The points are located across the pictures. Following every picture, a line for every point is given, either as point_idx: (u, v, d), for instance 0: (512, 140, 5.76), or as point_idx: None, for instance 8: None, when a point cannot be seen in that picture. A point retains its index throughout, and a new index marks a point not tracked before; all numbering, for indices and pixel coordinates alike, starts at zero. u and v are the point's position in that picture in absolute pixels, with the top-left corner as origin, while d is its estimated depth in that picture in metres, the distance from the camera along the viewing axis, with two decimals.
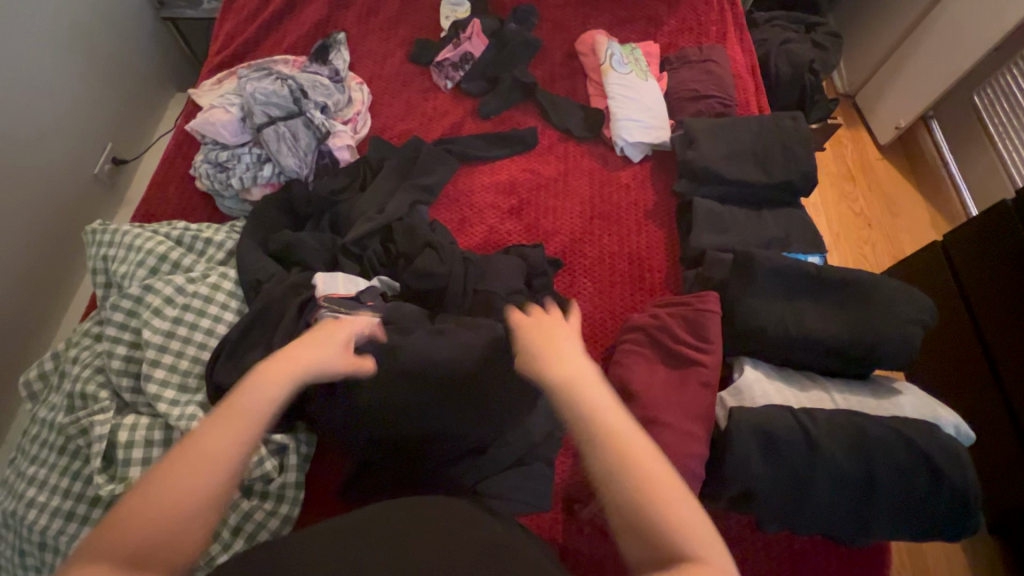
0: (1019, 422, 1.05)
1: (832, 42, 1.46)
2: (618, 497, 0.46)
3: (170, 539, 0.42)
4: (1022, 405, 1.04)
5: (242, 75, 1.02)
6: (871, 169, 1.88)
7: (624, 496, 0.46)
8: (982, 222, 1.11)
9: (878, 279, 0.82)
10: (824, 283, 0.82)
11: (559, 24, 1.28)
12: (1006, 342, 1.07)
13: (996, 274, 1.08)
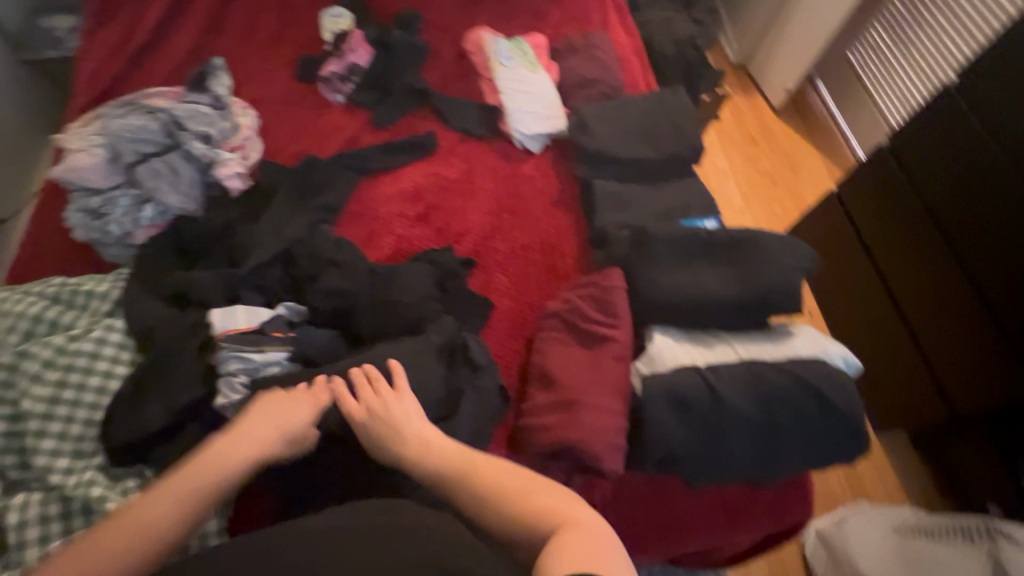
0: (916, 343, 1.28)
1: (710, 17, 1.54)
2: (490, 506, 0.59)
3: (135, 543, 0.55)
4: (918, 328, 1.28)
5: (107, 114, 0.96)
6: (769, 131, 1.99)
7: (489, 501, 0.59)
8: (875, 181, 1.33)
9: (762, 234, 0.88)
10: (716, 245, 0.87)
11: (445, 26, 1.28)
12: (900, 278, 1.30)
13: (889, 224, 1.31)
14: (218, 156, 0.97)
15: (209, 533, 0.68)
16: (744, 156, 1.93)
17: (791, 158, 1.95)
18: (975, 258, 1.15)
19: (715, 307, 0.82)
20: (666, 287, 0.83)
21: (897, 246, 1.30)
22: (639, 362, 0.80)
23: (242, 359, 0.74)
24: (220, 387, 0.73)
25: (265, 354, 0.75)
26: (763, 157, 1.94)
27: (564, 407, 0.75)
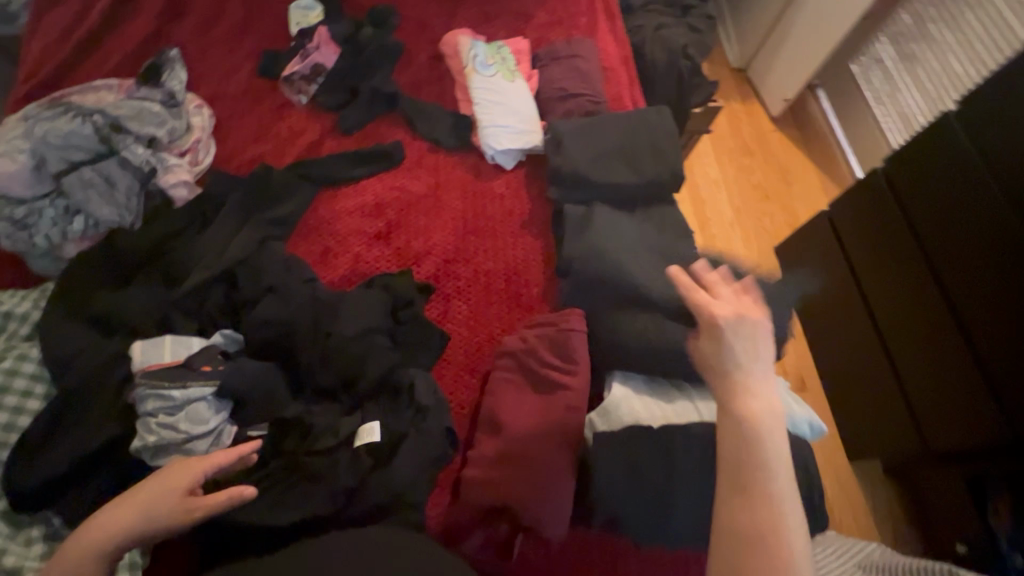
0: (896, 381, 1.22)
1: (706, 24, 1.46)
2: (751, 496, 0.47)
3: None
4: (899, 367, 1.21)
5: (33, 113, 0.89)
6: (765, 141, 1.92)
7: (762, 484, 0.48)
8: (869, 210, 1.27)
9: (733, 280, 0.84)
10: None
11: (421, 24, 1.20)
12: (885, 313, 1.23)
13: (880, 256, 1.24)
14: (163, 162, 0.91)
15: None
16: (737, 167, 1.86)
17: (786, 172, 1.88)
18: (958, 301, 1.09)
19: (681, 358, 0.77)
20: (626, 336, 0.80)
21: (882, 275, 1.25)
22: (594, 414, 0.76)
23: (160, 398, 0.66)
24: (137, 429, 0.65)
25: (188, 391, 0.67)
26: (756, 169, 1.87)
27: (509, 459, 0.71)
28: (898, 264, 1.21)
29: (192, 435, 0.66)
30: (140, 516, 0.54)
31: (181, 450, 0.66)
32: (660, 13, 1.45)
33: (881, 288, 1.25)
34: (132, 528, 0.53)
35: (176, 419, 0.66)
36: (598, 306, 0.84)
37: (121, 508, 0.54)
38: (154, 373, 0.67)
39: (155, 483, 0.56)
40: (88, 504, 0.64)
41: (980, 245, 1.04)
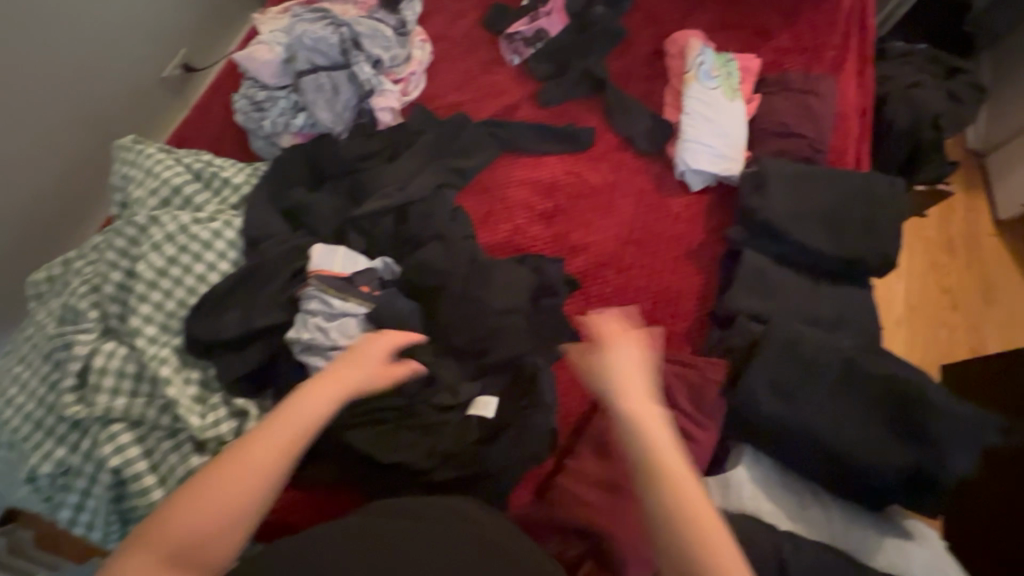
0: None
1: (970, 94, 1.23)
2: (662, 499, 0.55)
3: (232, 503, 0.48)
4: None
5: (298, 12, 0.99)
6: (977, 245, 1.63)
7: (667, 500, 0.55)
8: None
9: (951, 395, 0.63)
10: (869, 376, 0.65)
11: (653, 16, 1.14)
12: None
13: None
14: (379, 85, 0.95)
15: None
16: (933, 263, 1.60)
17: (992, 288, 1.58)
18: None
19: (838, 467, 0.64)
20: (775, 412, 0.66)
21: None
22: (711, 480, 0.68)
23: (322, 302, 0.71)
24: (296, 322, 0.71)
25: (345, 305, 0.72)
26: (956, 272, 1.59)
27: (611, 489, 0.68)
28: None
29: (338, 345, 0.70)
30: (342, 393, 0.58)
31: (324, 354, 0.71)
32: (918, 68, 1.25)
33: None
34: (336, 402, 0.57)
35: (328, 326, 0.70)
36: (769, 370, 0.68)
37: (321, 391, 0.57)
38: (324, 279, 0.73)
39: (332, 375, 0.60)
40: (238, 370, 0.71)
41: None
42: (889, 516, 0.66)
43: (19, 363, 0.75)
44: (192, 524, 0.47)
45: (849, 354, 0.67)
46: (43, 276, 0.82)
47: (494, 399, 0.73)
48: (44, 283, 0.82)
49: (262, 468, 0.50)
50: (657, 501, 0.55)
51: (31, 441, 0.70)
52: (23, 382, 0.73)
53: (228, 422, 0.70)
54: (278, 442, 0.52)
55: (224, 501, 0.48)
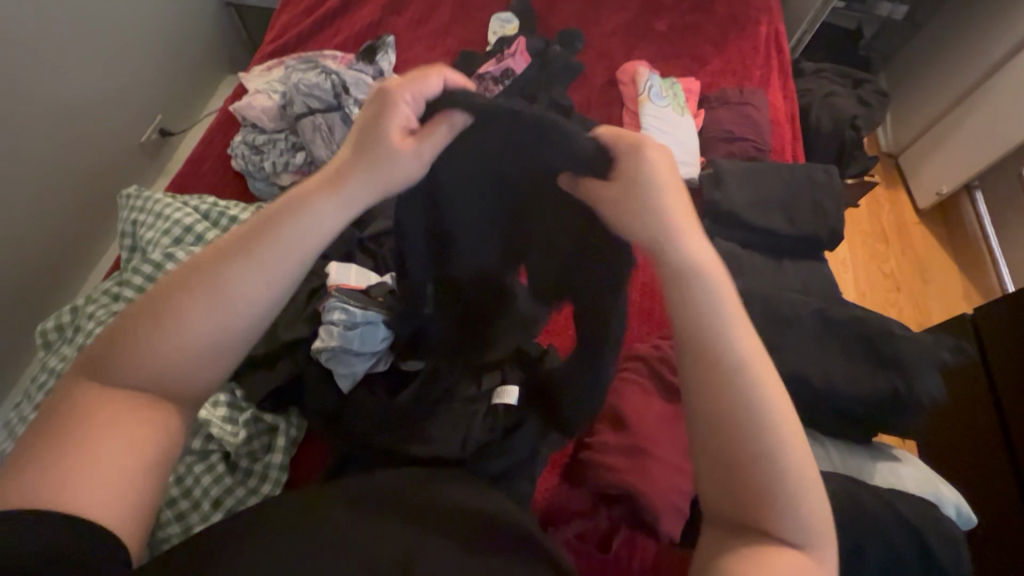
0: None
1: (877, 100, 1.43)
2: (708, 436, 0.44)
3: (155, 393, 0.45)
4: None
5: (289, 65, 1.09)
6: (907, 233, 1.83)
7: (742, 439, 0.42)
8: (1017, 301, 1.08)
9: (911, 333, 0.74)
10: (834, 325, 0.76)
11: (603, 52, 1.29)
12: None
13: None
14: None
15: (273, 463, 0.75)
16: (872, 251, 1.78)
17: (927, 270, 1.77)
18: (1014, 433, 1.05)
19: (830, 406, 0.72)
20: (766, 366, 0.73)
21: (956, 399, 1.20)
22: None
23: (344, 312, 0.75)
24: (321, 332, 0.75)
25: (366, 313, 0.76)
26: (892, 257, 1.77)
27: (633, 453, 0.72)
28: (964, 389, 1.16)
29: (361, 351, 0.75)
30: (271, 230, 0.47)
31: (349, 359, 0.75)
32: (831, 82, 1.46)
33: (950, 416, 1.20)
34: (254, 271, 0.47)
35: (351, 333, 0.74)
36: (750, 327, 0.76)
37: (308, 221, 0.47)
38: (345, 292, 0.77)
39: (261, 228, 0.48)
40: (271, 384, 0.76)
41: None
42: (876, 445, 0.75)
43: (33, 409, 0.75)
44: (155, 370, 0.45)
45: (817, 312, 0.77)
46: (52, 325, 0.83)
47: (515, 387, 0.74)
48: (53, 331, 0.83)
49: (224, 313, 0.46)
50: (748, 429, 0.42)
51: None
52: None
53: (259, 436, 0.76)
54: (250, 275, 0.46)
55: (185, 346, 0.45)
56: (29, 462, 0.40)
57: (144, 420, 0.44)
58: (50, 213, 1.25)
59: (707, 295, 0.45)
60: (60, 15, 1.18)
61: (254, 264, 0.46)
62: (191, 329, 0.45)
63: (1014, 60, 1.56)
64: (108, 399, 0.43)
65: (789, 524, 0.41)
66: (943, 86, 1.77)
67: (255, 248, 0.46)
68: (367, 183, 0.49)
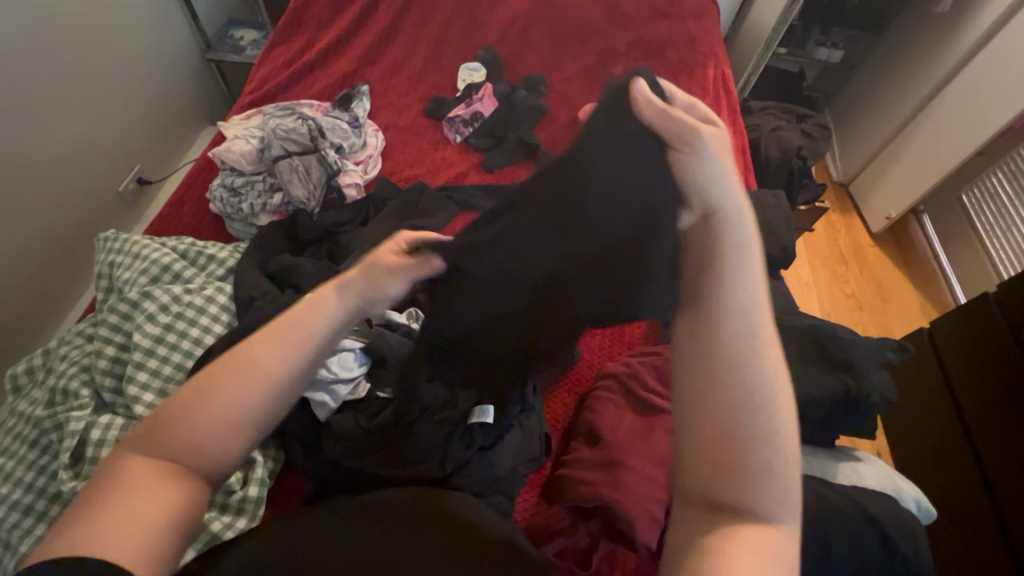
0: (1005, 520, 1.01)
1: (819, 133, 1.55)
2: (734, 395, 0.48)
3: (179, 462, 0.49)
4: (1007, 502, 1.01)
5: (268, 112, 1.15)
6: (863, 253, 1.93)
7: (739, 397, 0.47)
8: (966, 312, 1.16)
9: (861, 339, 0.79)
10: (792, 335, 0.80)
11: (565, 94, 1.38)
12: (992, 444, 1.06)
13: (984, 373, 1.10)
14: (343, 167, 1.09)
15: (248, 497, 0.74)
16: (831, 273, 1.86)
17: (886, 288, 1.86)
18: (978, 438, 1.09)
19: (792, 410, 0.76)
20: None
21: (923, 410, 1.24)
22: None
23: None
24: None
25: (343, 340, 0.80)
26: (851, 278, 1.86)
27: (608, 467, 0.73)
28: (931, 400, 1.22)
29: (339, 376, 0.78)
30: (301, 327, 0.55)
31: (327, 387, 0.77)
32: (777, 118, 1.58)
33: (918, 426, 1.24)
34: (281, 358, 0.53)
35: (329, 361, 0.78)
36: None
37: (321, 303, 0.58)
38: None
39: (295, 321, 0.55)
40: None
41: (984, 384, 1.09)
42: (840, 447, 0.79)
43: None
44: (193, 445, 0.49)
45: (775, 324, 0.82)
46: (21, 369, 0.83)
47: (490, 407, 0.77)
48: (21, 375, 0.82)
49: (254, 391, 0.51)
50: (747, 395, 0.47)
51: (20, 529, 0.68)
52: (6, 473, 0.72)
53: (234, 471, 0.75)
54: (278, 350, 0.53)
55: (216, 423, 0.49)
56: (81, 525, 0.44)
57: (174, 487, 0.47)
58: (22, 262, 1.24)
59: (736, 252, 0.51)
60: (41, 73, 1.22)
61: (280, 350, 0.53)
62: (218, 414, 0.49)
63: (940, 95, 1.71)
64: (150, 472, 0.47)
65: (760, 493, 0.46)
66: (882, 120, 1.92)
67: (274, 338, 0.53)
68: (365, 285, 0.59)
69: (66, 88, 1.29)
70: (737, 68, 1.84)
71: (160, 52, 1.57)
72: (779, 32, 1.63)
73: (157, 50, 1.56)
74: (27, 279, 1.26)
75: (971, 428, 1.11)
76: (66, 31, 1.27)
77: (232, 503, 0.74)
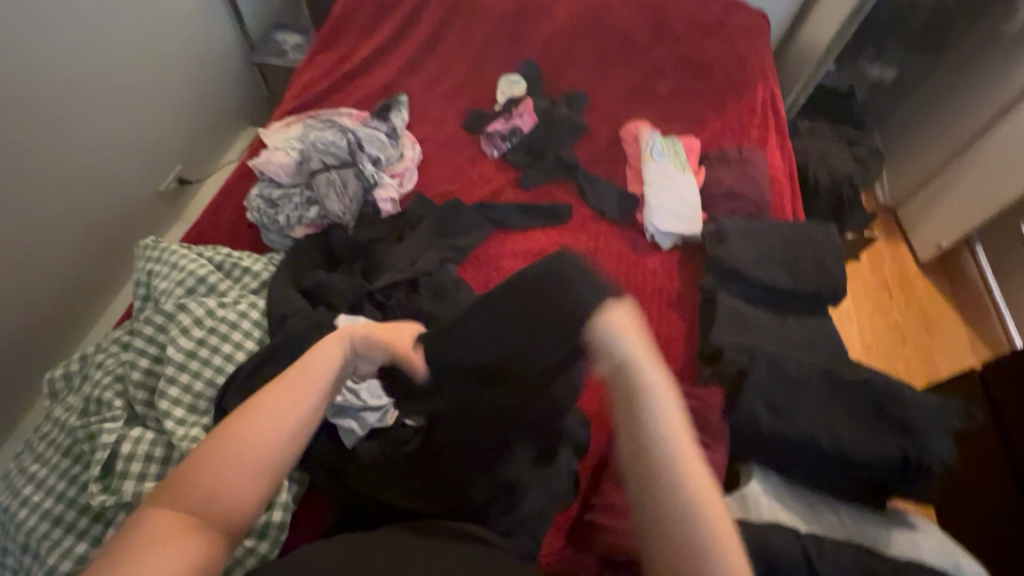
0: None
1: (872, 158, 1.48)
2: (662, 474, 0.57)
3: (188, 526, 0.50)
4: None
5: (308, 123, 1.15)
6: (911, 285, 1.83)
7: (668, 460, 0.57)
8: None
9: (919, 399, 0.74)
10: (839, 384, 0.77)
11: (606, 111, 1.34)
12: None
13: None
14: (379, 180, 1.07)
15: (271, 522, 0.73)
16: (876, 303, 1.77)
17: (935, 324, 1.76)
18: None
19: (842, 468, 0.72)
20: (774, 425, 0.74)
21: (973, 462, 1.14)
22: (728, 498, 0.73)
23: None
24: None
25: None
26: (898, 309, 1.77)
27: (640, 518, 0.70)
28: (983, 451, 1.12)
29: (368, 405, 0.78)
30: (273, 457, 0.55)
31: (355, 414, 0.77)
32: (827, 142, 1.51)
33: (966, 476, 1.16)
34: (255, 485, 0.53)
35: (359, 387, 0.78)
36: (757, 386, 0.77)
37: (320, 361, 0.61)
38: None
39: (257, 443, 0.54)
40: None
41: None
42: (891, 511, 0.74)
43: (34, 461, 0.75)
44: (191, 507, 0.50)
45: (821, 375, 0.77)
46: (60, 374, 0.84)
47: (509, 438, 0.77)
48: (60, 380, 0.84)
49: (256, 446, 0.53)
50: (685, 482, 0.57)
51: (48, 540, 0.68)
52: (39, 480, 0.73)
53: None
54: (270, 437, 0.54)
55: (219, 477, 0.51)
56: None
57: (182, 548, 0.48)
58: (59, 261, 1.26)
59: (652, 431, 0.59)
60: (88, 75, 1.25)
61: (270, 427, 0.54)
62: (223, 472, 0.51)
63: (1001, 122, 1.61)
64: (148, 534, 0.49)
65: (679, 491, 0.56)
66: (935, 145, 1.82)
67: (265, 403, 0.55)
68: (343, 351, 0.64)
69: (113, 91, 1.32)
70: (786, 87, 1.76)
71: (204, 55, 1.60)
72: (834, 51, 1.55)
73: (201, 53, 1.58)
74: (68, 275, 1.29)
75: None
76: (113, 33, 1.30)
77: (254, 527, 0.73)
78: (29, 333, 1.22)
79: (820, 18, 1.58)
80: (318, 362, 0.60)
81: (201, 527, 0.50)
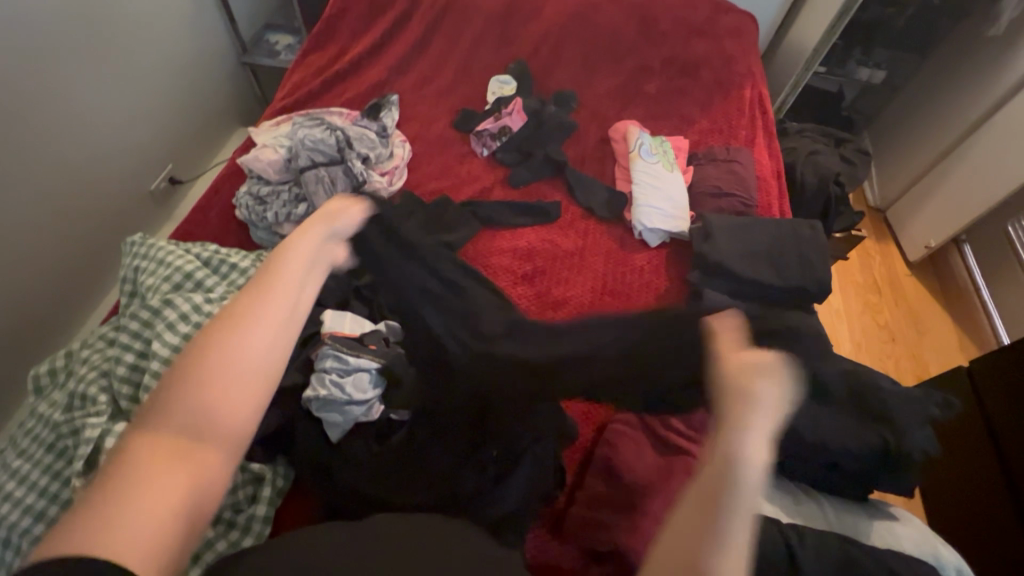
0: None
1: (859, 158, 1.49)
2: None
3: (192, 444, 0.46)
4: None
5: (297, 121, 1.15)
6: (899, 284, 1.84)
7: None
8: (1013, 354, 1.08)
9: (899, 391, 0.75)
10: None
11: (596, 111, 1.35)
12: None
13: None
14: (369, 178, 1.07)
15: (255, 515, 0.75)
16: (865, 302, 1.79)
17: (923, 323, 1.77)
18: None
19: (824, 459, 0.73)
20: None
21: (961, 457, 1.15)
22: None
23: (337, 360, 0.79)
24: (313, 381, 0.79)
25: (359, 361, 0.80)
26: (886, 308, 1.79)
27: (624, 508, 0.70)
28: (971, 445, 1.13)
29: (353, 399, 0.77)
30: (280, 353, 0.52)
31: (341, 409, 0.77)
32: (815, 142, 1.53)
33: (954, 471, 1.16)
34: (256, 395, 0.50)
35: (344, 382, 0.78)
36: None
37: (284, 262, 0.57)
38: (339, 338, 0.81)
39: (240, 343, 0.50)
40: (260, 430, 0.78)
41: None
42: (873, 502, 0.75)
43: (18, 456, 0.75)
44: (187, 422, 0.46)
45: None
46: (45, 369, 0.84)
47: None
48: (45, 376, 0.84)
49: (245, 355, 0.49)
50: None
51: (30, 535, 0.68)
52: (22, 475, 0.72)
53: (245, 487, 0.76)
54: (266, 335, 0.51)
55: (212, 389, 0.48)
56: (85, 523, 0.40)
57: (185, 479, 0.44)
58: (49, 260, 1.26)
59: None
60: (80, 74, 1.25)
61: (257, 334, 0.51)
62: (211, 386, 0.48)
63: (986, 124, 1.64)
64: (146, 451, 0.45)
65: None
66: (922, 147, 1.84)
67: (245, 312, 0.51)
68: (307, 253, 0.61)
69: (104, 90, 1.32)
70: (775, 88, 1.78)
71: (196, 55, 1.60)
72: (821, 52, 1.57)
73: (193, 54, 1.59)
74: (57, 273, 1.29)
75: (1013, 480, 1.02)
76: (105, 32, 1.30)
77: (240, 520, 0.74)
78: (17, 331, 1.22)
79: (808, 20, 1.60)
80: (286, 262, 0.57)
81: (199, 443, 0.46)
